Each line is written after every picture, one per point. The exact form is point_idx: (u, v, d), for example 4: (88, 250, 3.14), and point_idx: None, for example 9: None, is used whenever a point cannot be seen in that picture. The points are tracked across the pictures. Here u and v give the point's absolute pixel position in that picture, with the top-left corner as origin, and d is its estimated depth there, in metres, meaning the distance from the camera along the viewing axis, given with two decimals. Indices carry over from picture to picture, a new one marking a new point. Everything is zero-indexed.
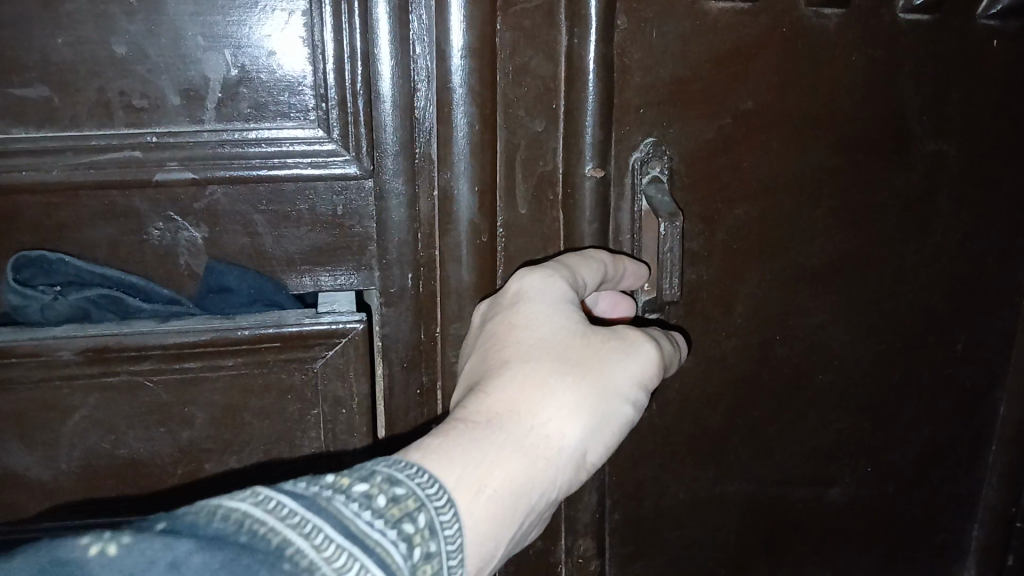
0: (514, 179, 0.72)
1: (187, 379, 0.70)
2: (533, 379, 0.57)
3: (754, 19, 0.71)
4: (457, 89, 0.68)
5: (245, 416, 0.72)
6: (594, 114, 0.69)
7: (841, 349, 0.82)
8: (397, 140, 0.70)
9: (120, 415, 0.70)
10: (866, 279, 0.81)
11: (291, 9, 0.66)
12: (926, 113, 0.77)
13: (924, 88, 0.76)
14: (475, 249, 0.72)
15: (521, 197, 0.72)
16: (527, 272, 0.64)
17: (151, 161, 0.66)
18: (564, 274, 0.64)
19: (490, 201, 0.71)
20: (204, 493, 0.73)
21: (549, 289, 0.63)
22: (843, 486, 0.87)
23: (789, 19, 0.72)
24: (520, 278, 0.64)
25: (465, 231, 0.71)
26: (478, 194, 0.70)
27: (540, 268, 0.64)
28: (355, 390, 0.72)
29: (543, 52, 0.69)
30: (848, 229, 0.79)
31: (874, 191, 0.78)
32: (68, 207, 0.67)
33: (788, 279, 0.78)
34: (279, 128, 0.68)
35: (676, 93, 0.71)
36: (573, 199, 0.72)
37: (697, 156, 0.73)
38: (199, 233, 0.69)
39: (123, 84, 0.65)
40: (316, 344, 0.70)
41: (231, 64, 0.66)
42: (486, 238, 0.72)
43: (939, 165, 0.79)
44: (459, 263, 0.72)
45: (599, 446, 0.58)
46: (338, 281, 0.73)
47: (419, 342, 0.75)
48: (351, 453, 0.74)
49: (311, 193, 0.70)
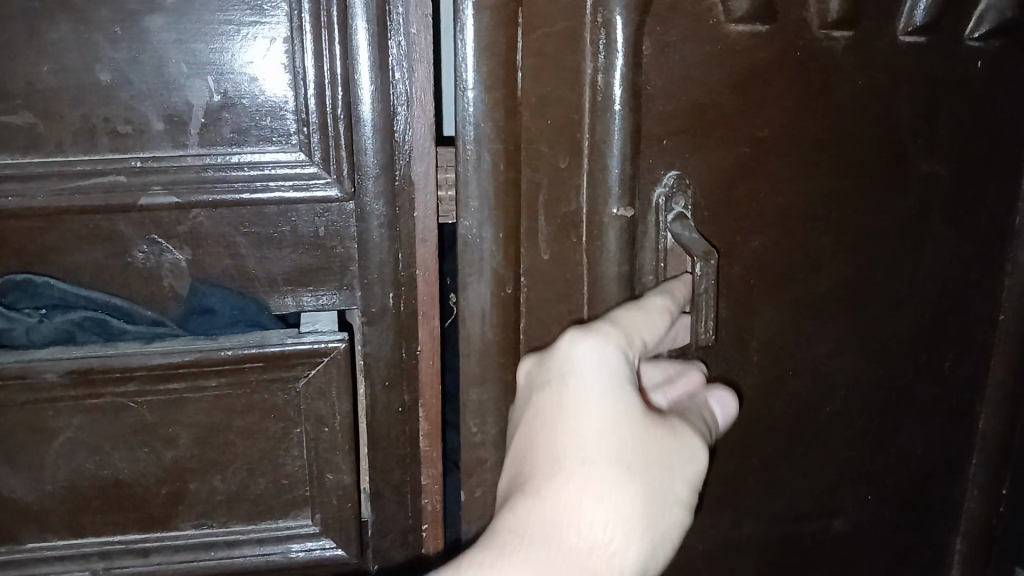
0: (538, 223, 0.74)
1: (171, 400, 0.71)
2: (591, 485, 0.51)
3: (769, 44, 0.72)
4: (471, 126, 0.71)
5: (229, 436, 0.73)
6: (619, 149, 0.69)
7: (842, 374, 0.84)
8: (378, 162, 0.71)
9: (105, 436, 0.71)
10: (865, 302, 0.82)
11: (272, 35, 0.67)
12: (920, 135, 0.79)
13: (916, 112, 0.78)
14: (494, 278, 0.74)
15: (545, 241, 0.74)
16: (576, 339, 0.54)
17: (136, 185, 0.68)
18: (613, 344, 0.54)
19: (514, 246, 0.74)
20: (189, 512, 0.74)
21: (600, 361, 0.53)
22: (846, 516, 0.89)
23: (802, 42, 0.73)
24: (567, 346, 0.54)
25: (489, 278, 0.75)
26: (501, 241, 0.74)
27: (590, 330, 0.55)
28: (337, 409, 0.73)
29: (557, 83, 0.70)
30: (852, 257, 0.80)
31: (875, 215, 0.80)
32: (53, 231, 0.68)
33: (800, 308, 0.80)
34: (262, 151, 0.69)
35: (697, 119, 0.72)
36: (599, 240, 0.72)
37: (717, 188, 0.74)
38: (182, 255, 0.71)
39: (107, 111, 0.66)
40: (299, 363, 0.71)
41: (214, 90, 0.67)
42: (511, 289, 0.75)
43: (932, 187, 0.81)
44: (480, 314, 0.76)
45: (658, 560, 0.52)
46: (319, 301, 0.74)
47: (400, 359, 0.77)
48: (334, 471, 0.75)
49: (294, 215, 0.71)
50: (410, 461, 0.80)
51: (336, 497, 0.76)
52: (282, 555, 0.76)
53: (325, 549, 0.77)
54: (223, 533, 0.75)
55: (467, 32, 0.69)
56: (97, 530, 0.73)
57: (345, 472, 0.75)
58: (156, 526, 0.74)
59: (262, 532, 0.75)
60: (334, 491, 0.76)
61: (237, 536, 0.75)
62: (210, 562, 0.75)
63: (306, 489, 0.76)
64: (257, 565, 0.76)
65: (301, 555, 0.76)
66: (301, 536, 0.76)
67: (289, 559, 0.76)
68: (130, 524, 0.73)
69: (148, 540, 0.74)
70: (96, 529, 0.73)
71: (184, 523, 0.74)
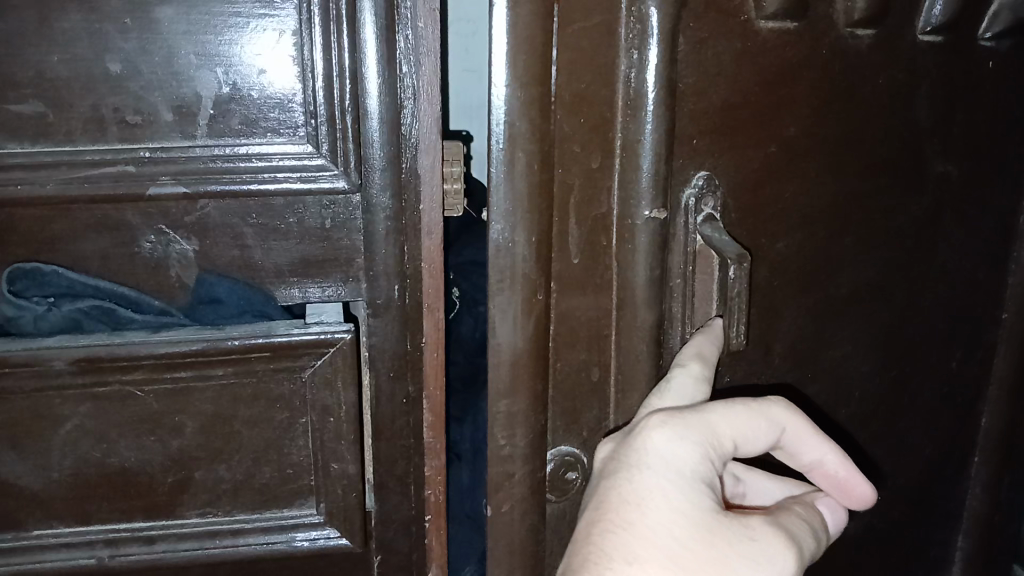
0: (567, 224, 0.68)
1: (178, 389, 0.71)
2: None
3: (799, 41, 0.68)
4: (499, 120, 0.63)
5: (235, 425, 0.73)
6: (650, 149, 0.65)
7: (859, 378, 0.82)
8: (384, 155, 0.72)
9: (111, 424, 0.71)
10: (882, 304, 0.81)
11: (281, 28, 0.68)
12: (935, 136, 0.77)
13: (934, 112, 0.77)
14: (522, 290, 0.66)
15: (573, 244, 0.68)
16: (660, 422, 0.57)
17: (144, 176, 0.68)
18: (696, 439, 0.56)
19: (546, 250, 0.67)
20: (194, 501, 0.75)
21: (677, 454, 0.56)
22: (860, 519, 0.86)
23: (829, 40, 0.70)
24: (645, 428, 0.58)
25: (520, 284, 0.66)
26: (534, 245, 0.66)
27: (672, 420, 0.57)
28: (342, 399, 0.74)
29: (582, 80, 0.65)
30: (869, 259, 0.78)
31: (892, 216, 0.78)
32: (62, 220, 0.69)
33: (821, 311, 0.78)
34: (270, 143, 0.70)
35: (727, 119, 0.68)
36: (630, 243, 0.68)
37: (744, 188, 0.70)
38: (190, 246, 0.71)
39: (117, 101, 0.67)
40: (304, 354, 0.72)
41: (223, 81, 0.68)
42: (542, 296, 0.67)
43: (944, 187, 0.80)
44: (505, 322, 0.67)
45: None
46: (325, 293, 0.74)
47: (405, 351, 0.77)
48: (339, 461, 0.76)
49: (300, 206, 0.72)
50: (414, 452, 0.80)
51: (340, 486, 0.76)
52: (286, 544, 0.77)
53: (328, 538, 0.78)
54: (227, 522, 0.76)
55: (500, 14, 0.61)
56: (102, 518, 0.73)
57: (349, 462, 0.76)
58: (161, 514, 0.74)
59: (266, 521, 0.76)
60: (339, 481, 0.76)
61: (241, 525, 0.76)
62: (214, 550, 0.76)
63: (311, 479, 0.76)
64: (261, 554, 0.77)
65: (305, 544, 0.77)
66: (305, 526, 0.77)
67: (293, 548, 0.77)
68: (135, 512, 0.74)
69: (153, 528, 0.74)
70: (101, 516, 0.73)
71: (189, 511, 0.75)
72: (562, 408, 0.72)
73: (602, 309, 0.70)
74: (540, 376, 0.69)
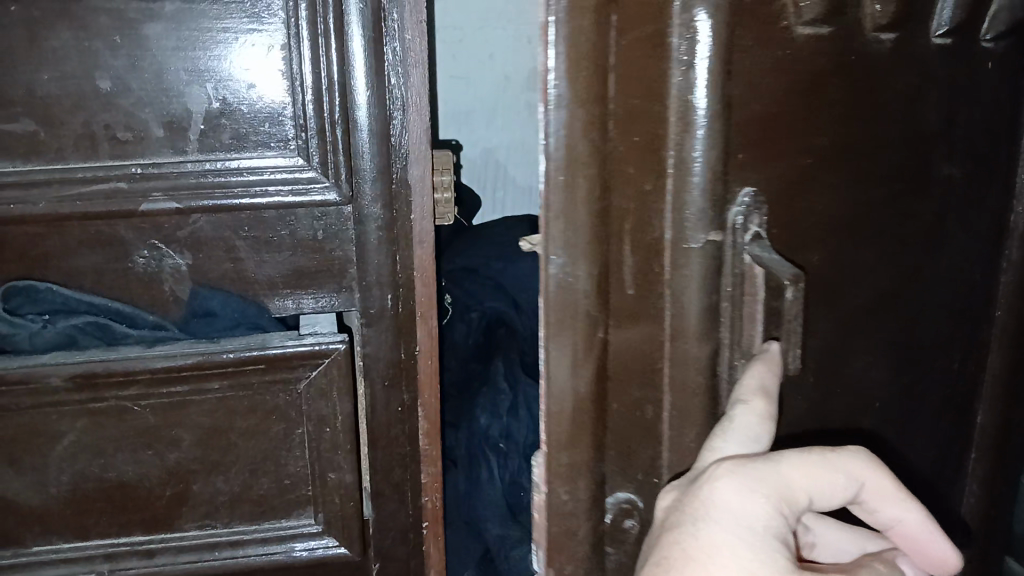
0: (620, 247, 0.43)
1: (174, 402, 0.72)
2: None
3: (831, 38, 0.42)
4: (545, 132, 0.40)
5: (231, 437, 0.74)
6: (702, 175, 0.41)
7: (922, 445, 0.54)
8: (374, 166, 0.73)
9: (108, 438, 0.71)
10: (939, 358, 0.53)
11: (270, 42, 0.68)
12: (995, 136, 0.50)
13: (996, 103, 0.49)
14: (570, 326, 0.42)
15: (627, 269, 0.43)
16: (725, 474, 0.38)
17: (137, 192, 0.69)
18: (767, 498, 0.38)
19: (603, 278, 0.43)
20: (193, 514, 0.75)
21: (742, 516, 0.37)
22: None
23: (862, 34, 0.43)
24: (709, 482, 0.38)
25: (574, 335, 0.43)
26: (593, 269, 0.42)
27: (738, 472, 0.38)
28: (338, 409, 0.75)
29: (630, 76, 0.41)
30: (925, 305, 0.51)
31: (951, 247, 0.51)
32: (55, 237, 0.69)
33: (865, 390, 0.50)
34: (260, 157, 0.70)
35: (751, 139, 0.42)
36: (673, 286, 0.43)
37: (783, 207, 0.44)
38: (184, 260, 0.72)
39: (108, 118, 0.67)
40: (300, 365, 0.72)
41: (212, 97, 0.68)
42: (602, 330, 0.43)
43: (1005, 205, 0.52)
44: (553, 371, 0.43)
45: None
46: (319, 304, 0.75)
47: (399, 360, 0.78)
48: (336, 471, 0.76)
49: (292, 219, 0.72)
50: (410, 460, 0.81)
51: (338, 495, 0.77)
52: (285, 554, 0.78)
53: (326, 547, 0.79)
54: (226, 533, 0.76)
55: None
56: (101, 532, 0.74)
57: (346, 471, 0.76)
58: (160, 527, 0.75)
59: (265, 532, 0.77)
60: (336, 490, 0.77)
61: (240, 536, 0.76)
62: (214, 561, 0.76)
63: (308, 489, 0.77)
64: (260, 564, 0.77)
65: (304, 554, 0.78)
66: (304, 536, 0.78)
67: (292, 558, 0.78)
68: (135, 526, 0.74)
69: (152, 541, 0.75)
70: (100, 530, 0.74)
71: (187, 524, 0.75)
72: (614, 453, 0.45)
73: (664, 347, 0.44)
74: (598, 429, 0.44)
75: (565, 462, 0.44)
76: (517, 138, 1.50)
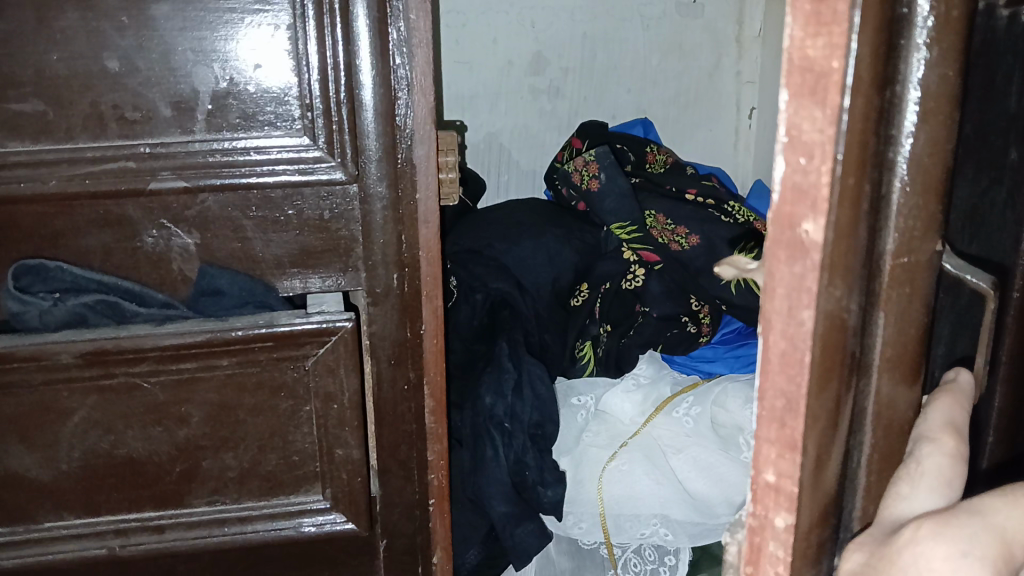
0: (854, 258, 0.28)
1: (183, 378, 0.72)
2: None
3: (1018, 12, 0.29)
4: (840, 128, 0.26)
5: (239, 413, 0.75)
6: (909, 195, 0.28)
7: None
8: (380, 145, 0.73)
9: (118, 415, 0.72)
10: None
11: (275, 23, 0.68)
12: None
13: None
14: (831, 382, 0.29)
15: (855, 280, 0.28)
16: (928, 538, 0.27)
17: (145, 171, 0.69)
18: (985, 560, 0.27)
19: (840, 287, 0.28)
20: (201, 490, 0.76)
21: None
22: None
23: None
24: (910, 548, 0.28)
25: (827, 387, 0.29)
26: (837, 285, 0.28)
27: (946, 534, 0.27)
28: (344, 386, 0.76)
29: (884, 54, 0.26)
30: None
31: None
32: (64, 216, 0.70)
33: None
34: (267, 136, 0.71)
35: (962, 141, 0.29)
36: (896, 310, 0.29)
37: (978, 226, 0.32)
38: (191, 239, 0.73)
39: (116, 98, 0.68)
40: (307, 343, 0.73)
41: (220, 77, 0.68)
42: (844, 386, 0.30)
43: None
44: (812, 446, 0.30)
45: None
46: (326, 283, 0.76)
47: (405, 338, 0.79)
48: (343, 446, 0.77)
49: (299, 199, 0.73)
50: (416, 438, 0.82)
51: (345, 473, 0.78)
52: (293, 529, 0.79)
53: (334, 523, 0.80)
54: (235, 509, 0.77)
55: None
56: (112, 508, 0.75)
57: (353, 448, 0.78)
58: (170, 504, 0.76)
59: (274, 508, 0.78)
60: (344, 467, 0.78)
61: (249, 512, 0.77)
62: (223, 537, 0.78)
63: (316, 465, 0.78)
64: (270, 539, 0.79)
65: (312, 529, 0.79)
66: (312, 511, 0.79)
67: (300, 533, 0.79)
68: (145, 502, 0.75)
69: (162, 517, 0.76)
70: (110, 507, 0.75)
71: (197, 500, 0.76)
72: (815, 518, 0.31)
73: (877, 397, 0.30)
74: (823, 501, 0.31)
75: (814, 543, 0.31)
76: (519, 123, 1.55)
